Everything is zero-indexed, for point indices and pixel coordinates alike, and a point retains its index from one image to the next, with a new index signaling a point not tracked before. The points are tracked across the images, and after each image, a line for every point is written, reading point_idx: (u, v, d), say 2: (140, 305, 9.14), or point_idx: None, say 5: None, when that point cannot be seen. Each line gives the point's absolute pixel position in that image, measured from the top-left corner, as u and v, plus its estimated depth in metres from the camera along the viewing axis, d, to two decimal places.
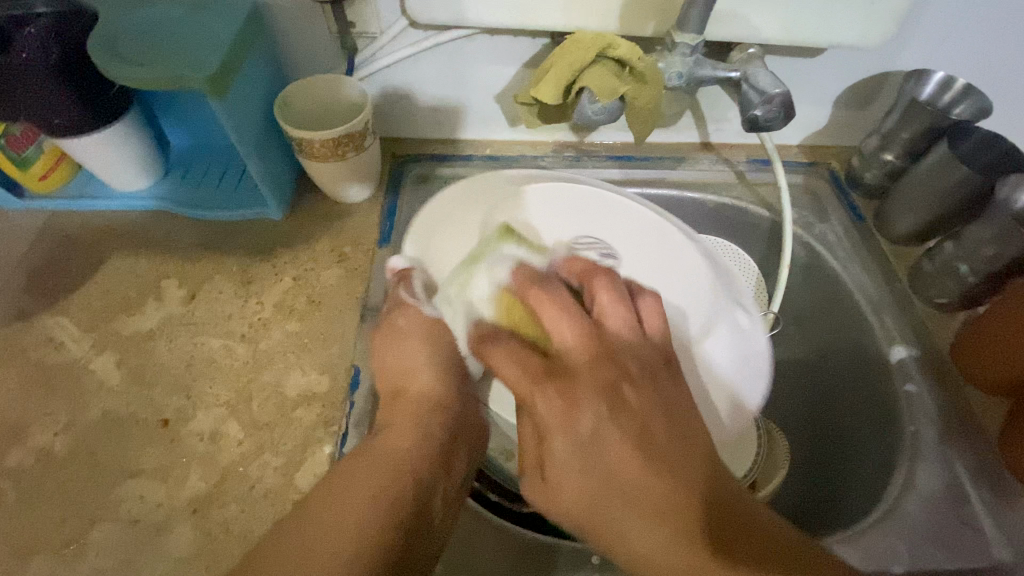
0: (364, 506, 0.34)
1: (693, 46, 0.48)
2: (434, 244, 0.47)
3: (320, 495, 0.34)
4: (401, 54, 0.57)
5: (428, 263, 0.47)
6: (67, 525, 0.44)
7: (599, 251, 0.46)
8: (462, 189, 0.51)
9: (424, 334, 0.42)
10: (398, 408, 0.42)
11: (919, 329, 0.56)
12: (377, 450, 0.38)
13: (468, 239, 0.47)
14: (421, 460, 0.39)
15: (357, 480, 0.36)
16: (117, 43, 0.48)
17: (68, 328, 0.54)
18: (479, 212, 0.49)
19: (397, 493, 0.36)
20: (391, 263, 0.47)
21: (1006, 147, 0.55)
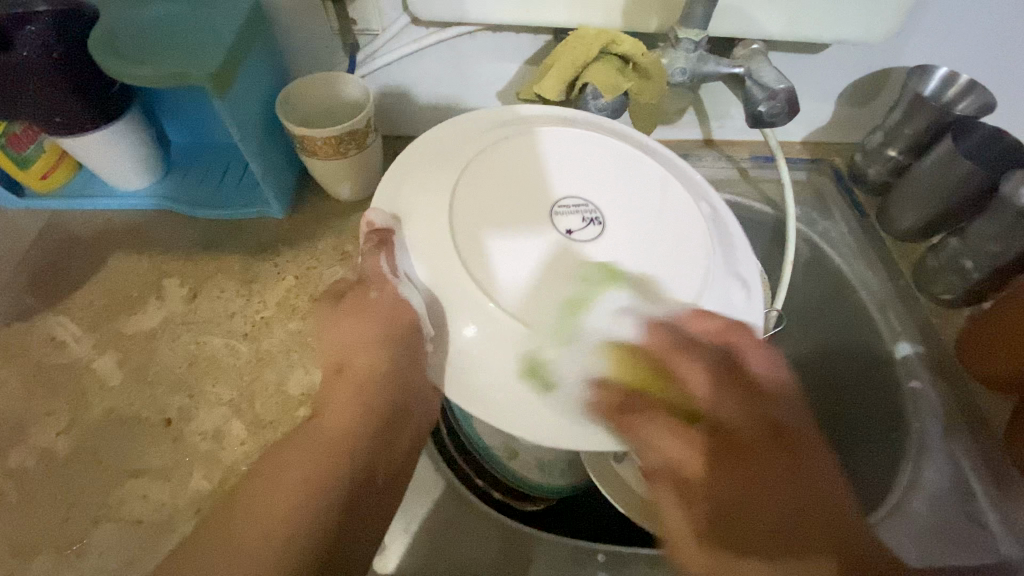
0: (292, 496, 0.37)
1: (697, 41, 0.47)
2: (406, 199, 0.39)
3: (250, 490, 0.38)
4: (402, 51, 0.57)
5: (405, 218, 0.38)
6: (70, 525, 0.44)
7: (584, 215, 0.38)
8: (439, 133, 0.43)
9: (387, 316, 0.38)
10: (340, 387, 0.41)
11: (924, 325, 0.56)
12: (311, 434, 0.40)
13: (438, 186, 0.38)
14: (359, 435, 0.40)
15: (282, 471, 0.38)
16: (118, 41, 0.47)
17: (70, 327, 0.53)
18: (456, 160, 0.40)
19: (324, 488, 0.38)
20: (368, 213, 0.39)
21: (1010, 142, 0.55)
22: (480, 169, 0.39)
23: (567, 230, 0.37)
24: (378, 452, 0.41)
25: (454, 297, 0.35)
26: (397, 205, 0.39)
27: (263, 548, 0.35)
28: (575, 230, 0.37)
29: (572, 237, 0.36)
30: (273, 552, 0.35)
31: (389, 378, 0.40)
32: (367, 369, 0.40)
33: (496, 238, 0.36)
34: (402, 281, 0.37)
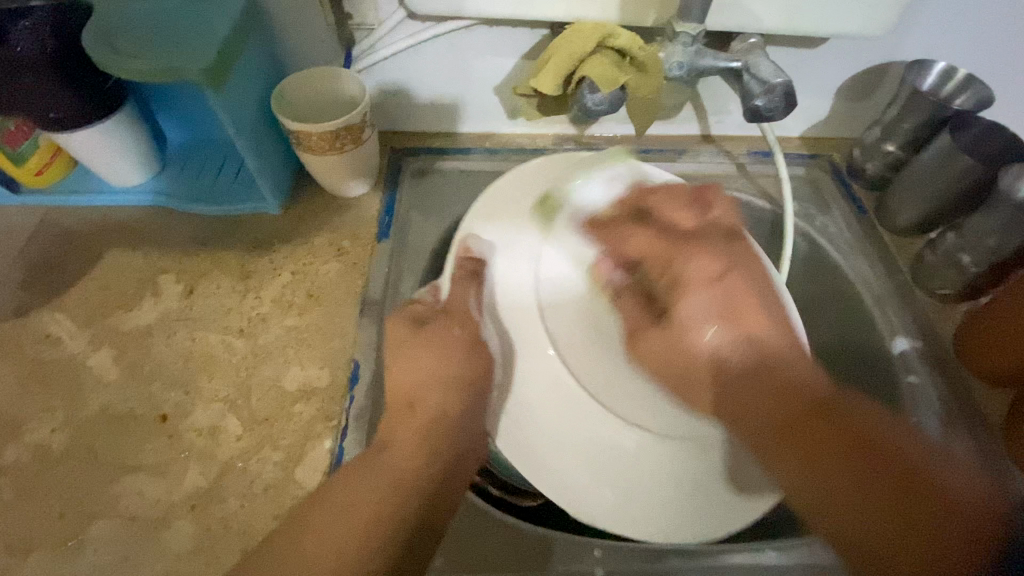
0: (367, 525, 0.36)
1: (694, 35, 0.47)
2: (493, 216, 0.52)
3: (323, 515, 0.36)
4: (398, 46, 0.57)
5: (496, 244, 0.51)
6: (65, 522, 0.44)
7: (645, 291, 0.50)
8: (517, 173, 0.55)
9: (442, 344, 0.43)
10: (410, 422, 0.42)
11: (921, 320, 0.56)
12: (380, 465, 0.39)
13: (528, 232, 0.51)
14: (418, 474, 0.40)
15: (352, 505, 0.37)
16: (111, 35, 0.47)
17: (65, 323, 0.53)
18: (529, 206, 0.53)
19: (392, 508, 0.37)
20: (464, 240, 0.50)
21: (1009, 137, 0.55)
22: (548, 229, 0.51)
23: (610, 288, 0.49)
24: (439, 496, 0.40)
25: (526, 347, 0.49)
26: (482, 233, 0.51)
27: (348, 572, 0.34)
28: (612, 282, 0.49)
29: (619, 304, 0.49)
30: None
31: (451, 431, 0.42)
32: (435, 415, 0.42)
33: (522, 287, 0.50)
34: (484, 327, 0.47)
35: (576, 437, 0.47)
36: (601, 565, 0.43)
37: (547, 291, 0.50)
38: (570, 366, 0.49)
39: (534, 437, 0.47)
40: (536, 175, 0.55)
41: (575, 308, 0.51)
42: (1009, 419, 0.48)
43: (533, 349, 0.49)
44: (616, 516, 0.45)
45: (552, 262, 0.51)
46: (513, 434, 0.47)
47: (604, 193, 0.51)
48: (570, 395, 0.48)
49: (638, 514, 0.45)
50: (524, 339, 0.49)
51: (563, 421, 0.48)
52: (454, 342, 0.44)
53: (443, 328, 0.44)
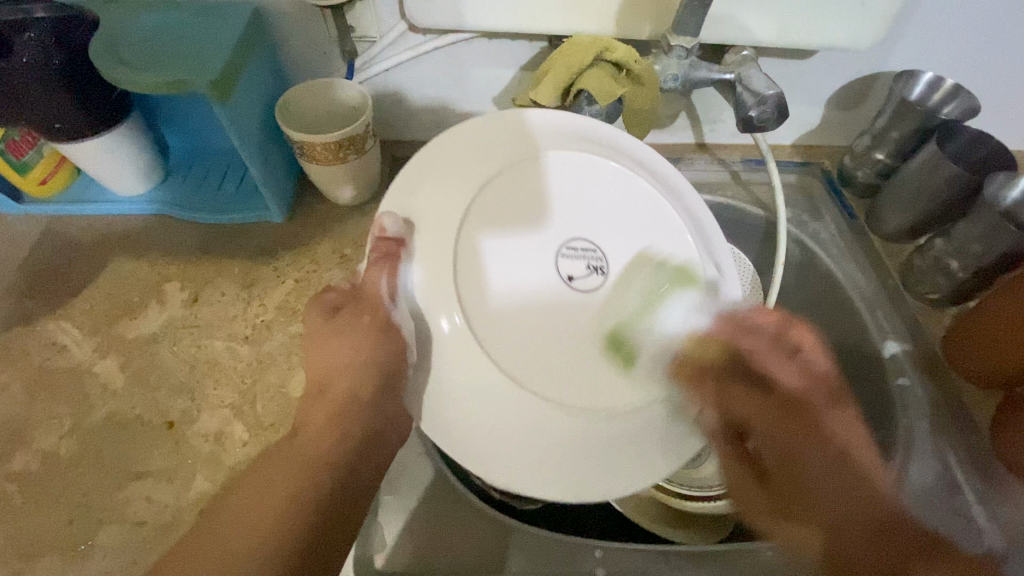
0: (275, 510, 0.36)
1: (689, 48, 0.49)
2: (412, 189, 0.41)
3: (235, 501, 0.37)
4: (400, 58, 0.58)
5: (417, 221, 0.39)
6: (75, 526, 0.44)
7: (590, 262, 0.40)
8: (466, 129, 0.42)
9: (374, 342, 0.39)
10: (320, 406, 0.41)
11: (911, 324, 0.58)
12: (294, 450, 0.39)
13: (453, 198, 0.39)
14: (334, 457, 0.39)
15: (253, 497, 0.37)
16: (119, 48, 0.48)
17: (71, 331, 0.54)
18: (483, 166, 0.40)
19: (302, 497, 0.37)
20: (381, 218, 0.39)
21: (994, 146, 0.56)
22: (495, 188, 0.40)
23: (567, 274, 0.40)
24: (356, 477, 0.40)
25: (436, 308, 0.38)
26: (405, 208, 0.40)
27: (248, 561, 0.34)
28: (576, 276, 0.40)
29: (570, 284, 0.40)
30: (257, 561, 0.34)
31: (362, 409, 0.41)
32: (346, 394, 0.42)
33: (494, 262, 0.39)
34: (397, 308, 0.39)
35: (518, 429, 0.39)
36: (601, 565, 0.44)
37: (495, 261, 0.39)
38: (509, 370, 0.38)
39: (466, 428, 0.39)
40: (513, 127, 0.42)
41: (526, 296, 0.39)
42: (995, 420, 0.50)
43: (444, 308, 0.38)
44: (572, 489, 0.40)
45: (498, 244, 0.39)
46: (435, 415, 0.40)
47: (582, 158, 0.42)
48: (505, 405, 0.38)
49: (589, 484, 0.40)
50: (432, 301, 0.38)
51: (501, 405, 0.38)
52: (389, 339, 0.39)
53: (356, 316, 0.41)
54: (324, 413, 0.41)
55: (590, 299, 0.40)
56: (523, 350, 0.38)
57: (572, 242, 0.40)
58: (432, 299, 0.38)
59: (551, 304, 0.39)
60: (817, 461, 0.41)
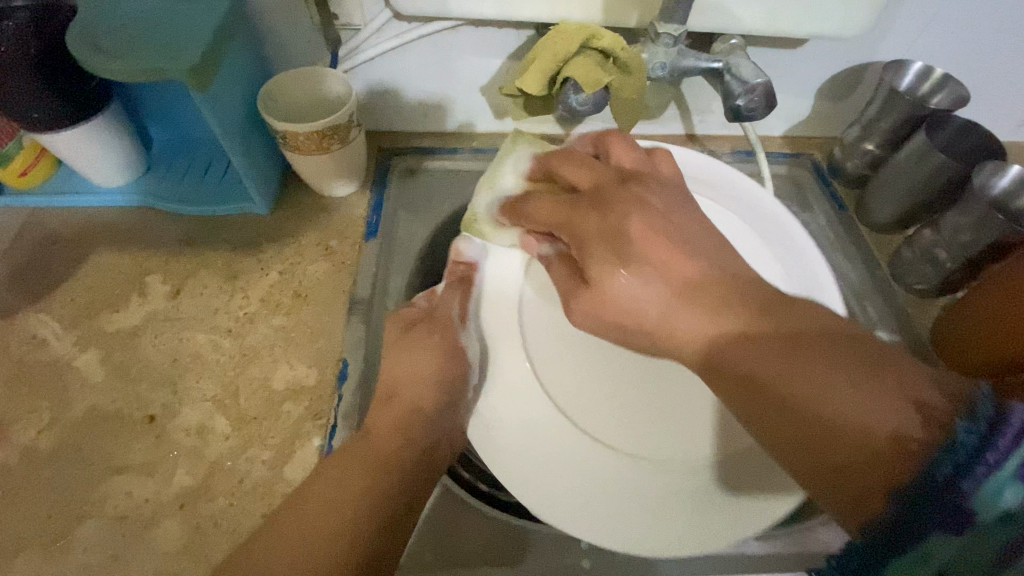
0: (356, 498, 0.38)
1: (675, 36, 0.48)
2: (485, 232, 0.50)
3: (308, 501, 0.38)
4: (385, 46, 0.57)
5: (489, 255, 0.50)
6: (54, 521, 0.44)
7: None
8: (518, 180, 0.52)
9: (448, 353, 0.46)
10: (387, 412, 0.44)
11: (900, 314, 0.58)
12: (364, 449, 0.41)
13: (518, 253, 0.50)
14: (399, 462, 0.41)
15: (335, 487, 0.38)
16: (94, 35, 0.47)
17: (51, 325, 0.53)
18: (537, 225, 0.51)
19: (379, 495, 0.39)
20: (459, 245, 0.50)
21: (982, 135, 0.56)
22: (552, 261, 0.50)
23: (628, 328, 0.48)
24: (418, 484, 0.42)
25: (497, 350, 0.47)
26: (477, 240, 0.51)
27: (331, 552, 0.35)
28: (635, 315, 0.48)
29: (634, 336, 0.48)
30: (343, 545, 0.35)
31: (423, 424, 0.44)
32: (410, 405, 0.45)
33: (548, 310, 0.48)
34: (464, 329, 0.48)
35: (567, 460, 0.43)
36: (587, 556, 0.44)
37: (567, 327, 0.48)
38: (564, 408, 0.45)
39: (520, 459, 0.43)
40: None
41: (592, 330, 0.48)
42: None
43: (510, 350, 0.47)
44: (580, 517, 0.41)
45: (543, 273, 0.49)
46: (489, 437, 0.43)
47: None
48: (565, 435, 0.44)
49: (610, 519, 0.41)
50: (505, 372, 0.46)
51: (548, 443, 0.44)
52: (458, 353, 0.47)
53: (427, 331, 0.47)
54: (387, 422, 0.44)
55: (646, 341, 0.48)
56: (591, 393, 0.46)
57: None
58: (501, 330, 0.48)
59: (610, 340, 0.48)
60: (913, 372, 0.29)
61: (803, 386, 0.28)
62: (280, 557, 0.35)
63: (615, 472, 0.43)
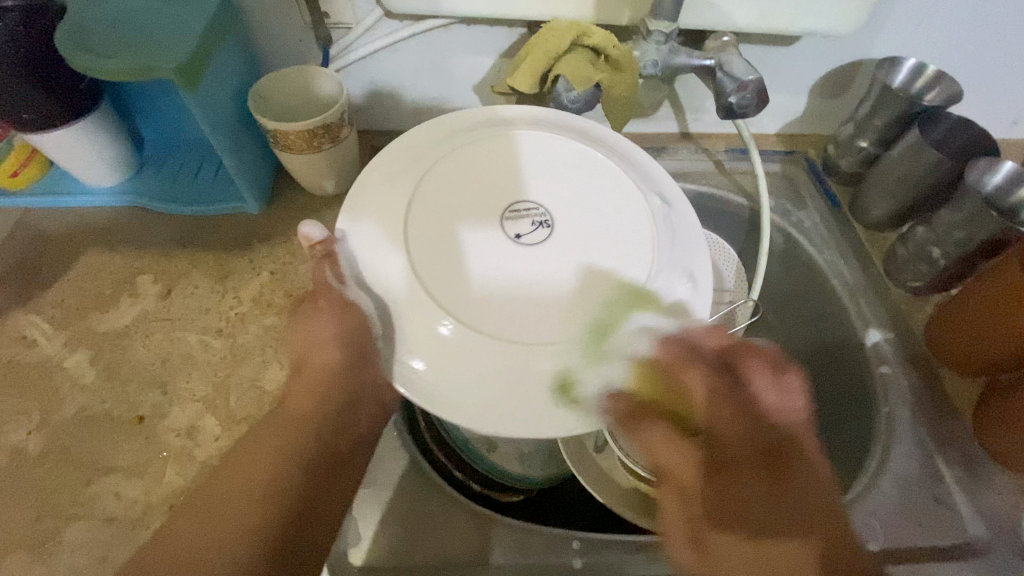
0: (274, 464, 0.37)
1: (668, 33, 0.48)
2: (367, 201, 0.41)
3: (227, 469, 0.37)
4: (378, 44, 0.57)
5: (361, 230, 0.40)
6: (42, 523, 0.43)
7: (533, 219, 0.40)
8: (415, 139, 0.44)
9: (342, 315, 0.38)
10: (301, 384, 0.40)
11: (894, 312, 0.57)
12: (282, 416, 0.40)
13: (397, 201, 0.40)
14: (319, 419, 0.39)
15: (259, 446, 0.38)
16: (83, 35, 0.47)
17: (41, 326, 0.53)
18: (420, 162, 0.42)
19: (295, 456, 0.37)
20: (303, 229, 0.39)
21: (975, 133, 0.56)
22: (436, 169, 0.41)
23: (517, 234, 0.39)
24: (342, 448, 0.39)
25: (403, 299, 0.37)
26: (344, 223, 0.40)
27: (247, 517, 0.34)
28: (522, 233, 0.39)
29: (519, 241, 0.39)
30: (249, 517, 0.34)
31: (336, 378, 0.39)
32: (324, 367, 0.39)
33: (476, 244, 0.39)
34: (349, 287, 0.38)
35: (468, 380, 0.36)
36: (580, 556, 0.44)
37: (477, 254, 0.38)
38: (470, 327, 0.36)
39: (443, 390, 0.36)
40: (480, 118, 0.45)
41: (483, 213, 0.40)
42: (976, 410, 0.49)
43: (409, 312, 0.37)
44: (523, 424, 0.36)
45: (477, 237, 0.39)
46: (411, 375, 0.36)
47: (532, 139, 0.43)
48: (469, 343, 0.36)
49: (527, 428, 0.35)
50: (413, 324, 0.37)
51: (466, 362, 0.36)
52: (352, 313, 0.38)
53: (315, 303, 0.39)
54: (302, 387, 0.40)
55: (545, 246, 0.39)
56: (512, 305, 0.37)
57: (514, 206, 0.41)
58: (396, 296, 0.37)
59: (501, 258, 0.38)
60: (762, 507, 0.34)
61: (805, 486, 0.35)
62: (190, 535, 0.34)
63: (517, 372, 0.36)
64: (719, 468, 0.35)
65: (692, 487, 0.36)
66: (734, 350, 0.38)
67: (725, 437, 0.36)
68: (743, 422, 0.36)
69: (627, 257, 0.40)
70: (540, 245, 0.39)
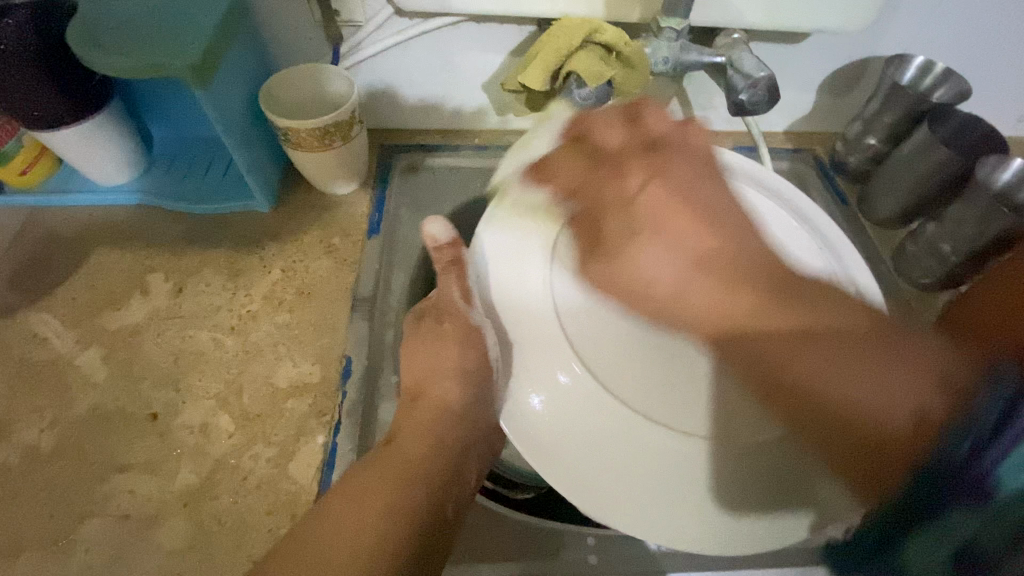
0: (376, 521, 0.35)
1: (679, 30, 0.48)
2: (509, 243, 0.47)
3: (334, 509, 0.35)
4: (387, 43, 0.57)
5: (501, 266, 0.46)
6: (56, 520, 0.43)
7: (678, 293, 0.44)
8: (528, 194, 0.49)
9: (466, 338, 0.43)
10: (413, 417, 0.43)
11: (904, 309, 0.57)
12: (392, 457, 0.39)
13: (538, 243, 0.47)
14: (426, 467, 0.39)
15: (363, 500, 0.36)
16: (97, 32, 0.47)
17: (52, 324, 0.53)
18: (556, 213, 0.48)
19: (403, 513, 0.36)
20: (431, 230, 0.44)
21: (984, 129, 0.57)
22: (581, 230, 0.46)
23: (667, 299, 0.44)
24: (451, 492, 0.39)
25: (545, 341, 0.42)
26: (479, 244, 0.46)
27: None
28: None
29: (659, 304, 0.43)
30: None
31: (456, 418, 0.43)
32: (439, 401, 0.43)
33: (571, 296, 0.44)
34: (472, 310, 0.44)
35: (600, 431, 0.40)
36: (594, 552, 0.44)
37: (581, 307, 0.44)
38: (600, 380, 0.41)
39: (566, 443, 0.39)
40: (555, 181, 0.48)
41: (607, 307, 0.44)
42: None
43: (550, 372, 0.41)
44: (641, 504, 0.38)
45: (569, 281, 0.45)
46: (532, 432, 0.39)
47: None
48: (595, 397, 0.41)
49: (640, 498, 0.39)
50: (540, 361, 0.42)
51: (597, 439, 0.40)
52: (473, 336, 0.43)
53: (437, 322, 0.44)
54: (414, 424, 0.42)
55: (690, 317, 0.43)
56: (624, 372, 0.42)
57: None
58: (539, 331, 0.43)
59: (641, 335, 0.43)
60: (827, 372, 0.37)
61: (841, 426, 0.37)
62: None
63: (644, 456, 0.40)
64: (785, 301, 0.38)
65: (795, 364, 0.38)
66: (706, 252, 0.40)
67: (841, 328, 0.37)
68: (856, 306, 0.39)
69: None
70: (684, 313, 0.43)
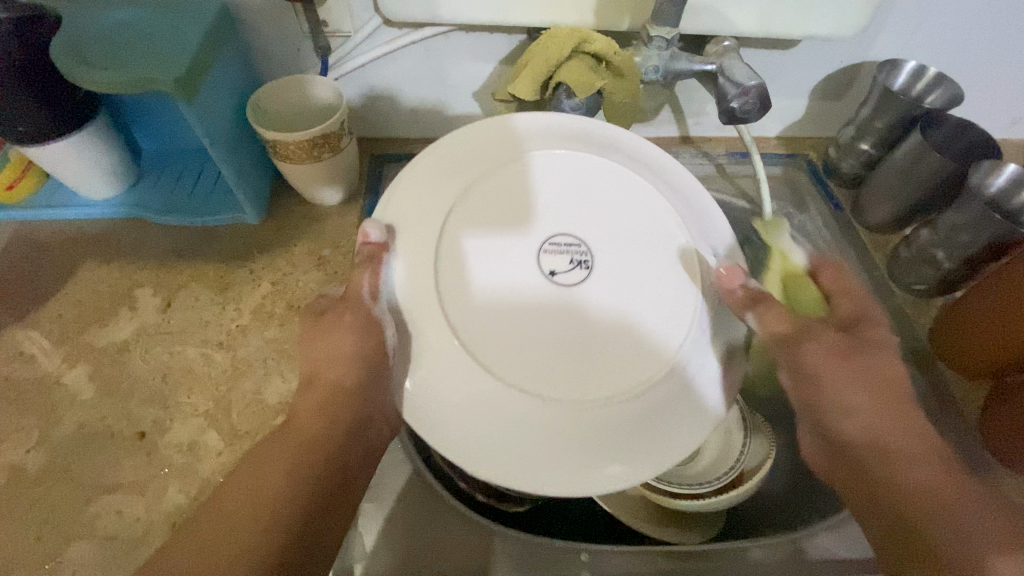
0: (277, 486, 0.37)
1: (668, 39, 0.48)
2: (409, 207, 0.41)
3: (234, 482, 0.38)
4: (375, 52, 0.57)
5: (410, 232, 0.40)
6: (42, 544, 0.43)
7: (573, 256, 0.41)
8: (449, 146, 0.43)
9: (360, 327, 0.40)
10: (310, 398, 0.42)
11: (898, 315, 0.57)
12: (290, 432, 0.40)
13: (434, 212, 0.41)
14: (331, 440, 0.40)
15: (270, 464, 0.38)
16: (80, 47, 0.46)
17: (38, 341, 0.52)
18: (453, 182, 0.42)
19: (299, 479, 0.38)
20: (365, 227, 0.40)
21: (979, 134, 0.56)
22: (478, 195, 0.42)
23: (551, 271, 0.40)
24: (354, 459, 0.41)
25: (425, 322, 0.39)
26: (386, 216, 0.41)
27: None
28: (558, 271, 0.40)
29: (556, 279, 0.40)
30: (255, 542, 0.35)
31: (348, 401, 0.41)
32: (334, 384, 0.42)
33: (479, 261, 0.40)
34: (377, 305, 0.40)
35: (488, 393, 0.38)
36: (588, 568, 0.43)
37: (478, 256, 0.40)
38: (472, 346, 0.39)
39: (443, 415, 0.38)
40: (495, 139, 0.43)
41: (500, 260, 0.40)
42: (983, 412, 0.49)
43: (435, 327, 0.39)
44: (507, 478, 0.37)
45: (483, 244, 0.41)
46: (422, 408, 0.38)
47: (565, 159, 0.43)
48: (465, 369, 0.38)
49: (527, 466, 0.38)
50: (426, 326, 0.39)
51: (492, 407, 0.38)
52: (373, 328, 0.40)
53: (339, 314, 0.41)
54: (310, 404, 0.41)
55: (579, 289, 0.40)
56: (510, 332, 0.39)
57: (552, 239, 0.41)
58: (417, 302, 0.39)
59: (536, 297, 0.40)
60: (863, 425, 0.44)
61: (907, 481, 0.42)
62: (214, 531, 0.35)
63: (528, 418, 0.38)
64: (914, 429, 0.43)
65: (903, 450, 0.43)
66: (892, 377, 0.45)
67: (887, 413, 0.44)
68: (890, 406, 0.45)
69: (647, 313, 0.40)
70: (574, 287, 0.40)
